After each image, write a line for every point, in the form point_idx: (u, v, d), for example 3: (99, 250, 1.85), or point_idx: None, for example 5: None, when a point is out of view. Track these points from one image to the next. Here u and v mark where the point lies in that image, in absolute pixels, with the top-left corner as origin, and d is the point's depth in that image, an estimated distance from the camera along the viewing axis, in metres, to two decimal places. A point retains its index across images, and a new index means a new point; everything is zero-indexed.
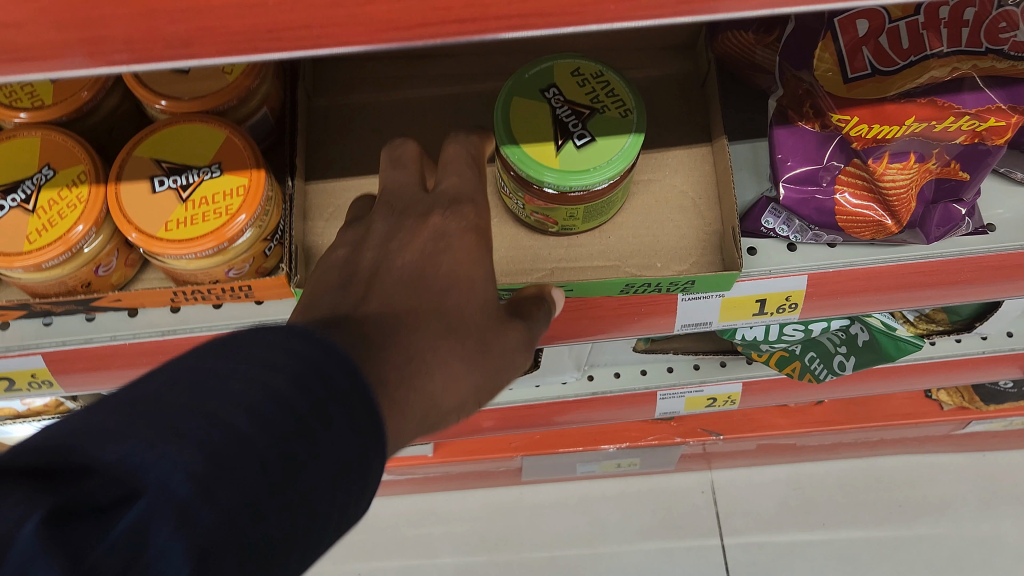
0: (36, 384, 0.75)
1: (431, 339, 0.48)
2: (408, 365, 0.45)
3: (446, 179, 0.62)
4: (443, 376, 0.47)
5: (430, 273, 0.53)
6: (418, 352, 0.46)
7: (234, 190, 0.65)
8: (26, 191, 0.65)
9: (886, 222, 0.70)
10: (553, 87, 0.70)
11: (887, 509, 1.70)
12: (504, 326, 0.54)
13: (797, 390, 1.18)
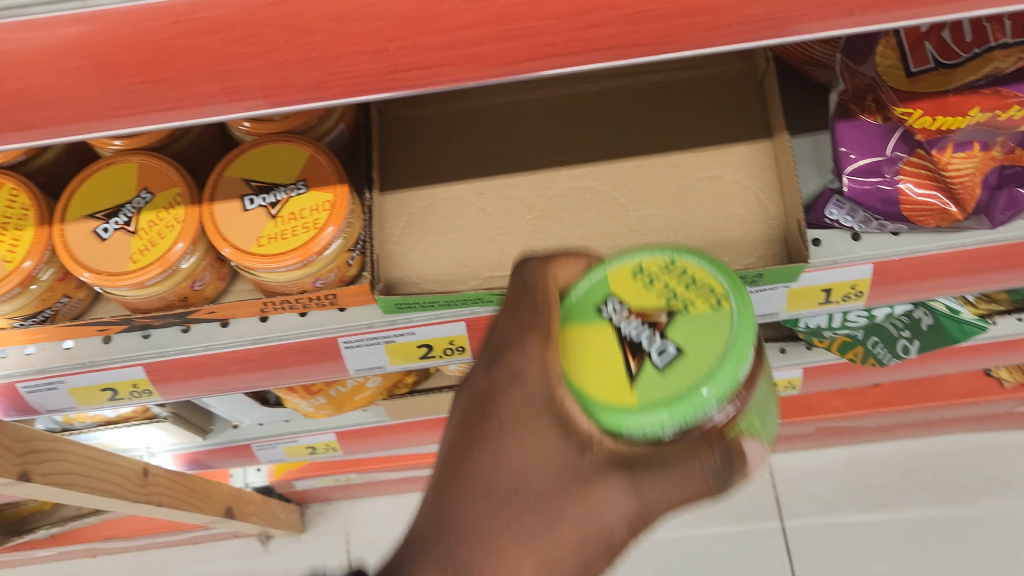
0: (138, 393, 0.80)
1: (511, 540, 0.53)
2: (482, 530, 0.53)
3: (518, 305, 0.57)
4: (518, 554, 0.52)
5: (528, 519, 0.53)
6: (491, 529, 0.53)
7: (321, 206, 0.68)
8: (127, 215, 0.69)
9: (950, 210, 0.71)
10: (615, 299, 0.55)
11: (951, 490, 1.69)
12: (597, 483, 0.51)
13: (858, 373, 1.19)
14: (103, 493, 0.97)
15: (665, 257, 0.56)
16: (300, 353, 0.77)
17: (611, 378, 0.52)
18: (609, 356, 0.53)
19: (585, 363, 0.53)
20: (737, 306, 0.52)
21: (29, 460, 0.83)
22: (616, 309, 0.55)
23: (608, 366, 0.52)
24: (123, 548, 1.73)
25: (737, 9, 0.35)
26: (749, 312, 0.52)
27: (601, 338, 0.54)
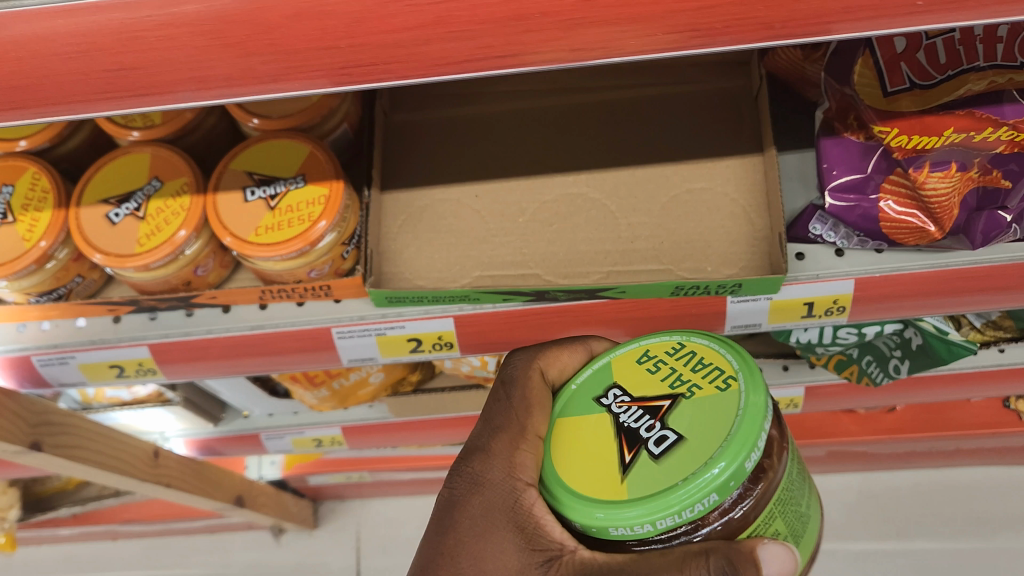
0: (143, 373, 0.84)
1: None
2: None
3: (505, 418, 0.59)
4: None
5: None
6: None
7: (317, 199, 0.72)
8: (137, 202, 0.74)
9: (929, 229, 0.72)
10: (617, 387, 0.55)
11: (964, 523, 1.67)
12: None
13: (862, 395, 1.19)
14: (114, 470, 1.02)
15: (675, 349, 0.56)
16: (296, 341, 0.80)
17: (606, 469, 0.51)
18: (607, 448, 0.52)
19: (580, 454, 0.53)
20: (747, 394, 0.50)
21: (42, 431, 0.88)
22: (619, 399, 0.55)
23: (601, 459, 0.52)
24: (143, 533, 1.79)
25: (662, 19, 0.38)
26: (758, 400, 0.50)
27: (598, 429, 0.54)
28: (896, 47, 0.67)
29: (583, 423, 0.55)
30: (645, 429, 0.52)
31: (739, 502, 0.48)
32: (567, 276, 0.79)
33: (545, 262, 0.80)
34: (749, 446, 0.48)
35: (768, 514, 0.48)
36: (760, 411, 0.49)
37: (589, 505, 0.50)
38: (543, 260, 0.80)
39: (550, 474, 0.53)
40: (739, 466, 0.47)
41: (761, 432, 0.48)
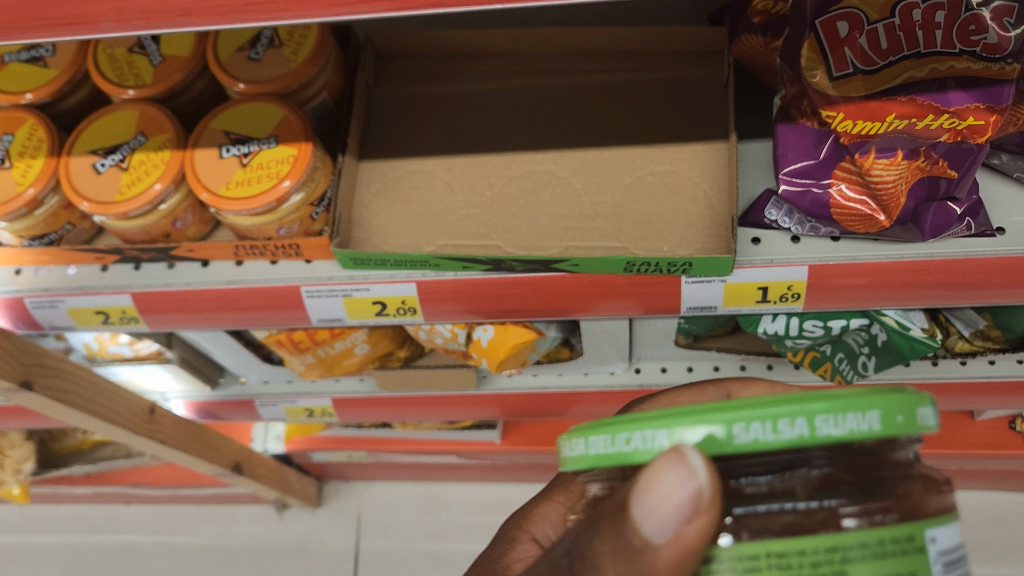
0: (126, 320, 0.88)
1: None
2: None
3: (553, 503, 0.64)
4: None
5: None
6: None
7: (285, 159, 0.76)
8: (121, 154, 0.79)
9: (878, 218, 0.73)
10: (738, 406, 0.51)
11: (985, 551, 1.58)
12: None
13: None
14: (107, 421, 1.06)
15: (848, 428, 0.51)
16: (267, 297, 0.84)
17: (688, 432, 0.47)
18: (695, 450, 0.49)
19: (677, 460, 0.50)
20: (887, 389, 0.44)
21: (33, 372, 0.93)
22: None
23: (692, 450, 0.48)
24: (153, 501, 1.84)
25: None
26: (917, 398, 0.43)
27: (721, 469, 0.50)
28: (841, 32, 0.68)
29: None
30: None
31: (833, 506, 0.41)
32: (527, 248, 0.79)
33: (507, 234, 0.80)
34: (867, 407, 0.41)
35: (880, 532, 0.39)
36: (906, 397, 0.42)
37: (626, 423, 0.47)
38: (505, 232, 0.80)
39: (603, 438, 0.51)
40: (840, 426, 0.40)
41: (900, 418, 0.41)
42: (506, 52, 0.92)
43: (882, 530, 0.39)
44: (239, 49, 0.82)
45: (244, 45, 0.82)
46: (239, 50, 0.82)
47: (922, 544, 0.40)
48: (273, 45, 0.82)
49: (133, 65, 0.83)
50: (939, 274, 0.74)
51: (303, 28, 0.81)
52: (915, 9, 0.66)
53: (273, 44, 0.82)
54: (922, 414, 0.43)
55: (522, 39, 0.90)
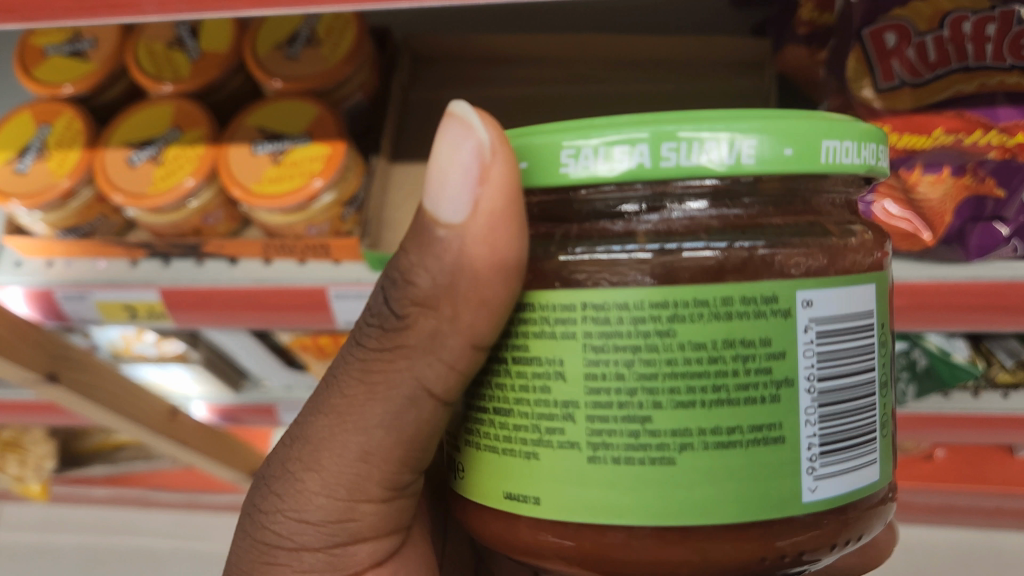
0: (154, 315, 0.88)
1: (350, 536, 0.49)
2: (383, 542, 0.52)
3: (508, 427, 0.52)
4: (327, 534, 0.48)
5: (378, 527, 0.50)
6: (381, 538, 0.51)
7: (318, 157, 0.76)
8: (156, 148, 0.79)
9: (923, 236, 0.69)
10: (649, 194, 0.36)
11: None
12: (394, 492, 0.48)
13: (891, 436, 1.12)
14: (128, 418, 1.05)
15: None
16: (293, 296, 0.82)
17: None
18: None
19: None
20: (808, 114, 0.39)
21: (60, 363, 0.91)
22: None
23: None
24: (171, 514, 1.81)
25: None
26: (825, 127, 0.37)
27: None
28: (889, 43, 0.67)
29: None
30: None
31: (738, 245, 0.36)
32: None
33: None
34: (743, 133, 0.35)
35: (747, 287, 0.35)
36: (813, 128, 0.36)
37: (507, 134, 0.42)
38: None
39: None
40: (718, 150, 0.35)
41: (790, 150, 0.36)
42: (541, 58, 0.90)
43: (767, 282, 0.35)
44: (276, 46, 0.81)
45: (281, 43, 0.82)
46: (276, 48, 0.81)
47: (791, 307, 0.35)
48: (310, 44, 0.81)
49: (169, 60, 0.83)
50: (995, 299, 0.70)
51: (340, 27, 0.81)
52: (965, 22, 0.65)
53: (310, 43, 0.81)
54: (831, 148, 0.37)
55: (562, 44, 0.88)
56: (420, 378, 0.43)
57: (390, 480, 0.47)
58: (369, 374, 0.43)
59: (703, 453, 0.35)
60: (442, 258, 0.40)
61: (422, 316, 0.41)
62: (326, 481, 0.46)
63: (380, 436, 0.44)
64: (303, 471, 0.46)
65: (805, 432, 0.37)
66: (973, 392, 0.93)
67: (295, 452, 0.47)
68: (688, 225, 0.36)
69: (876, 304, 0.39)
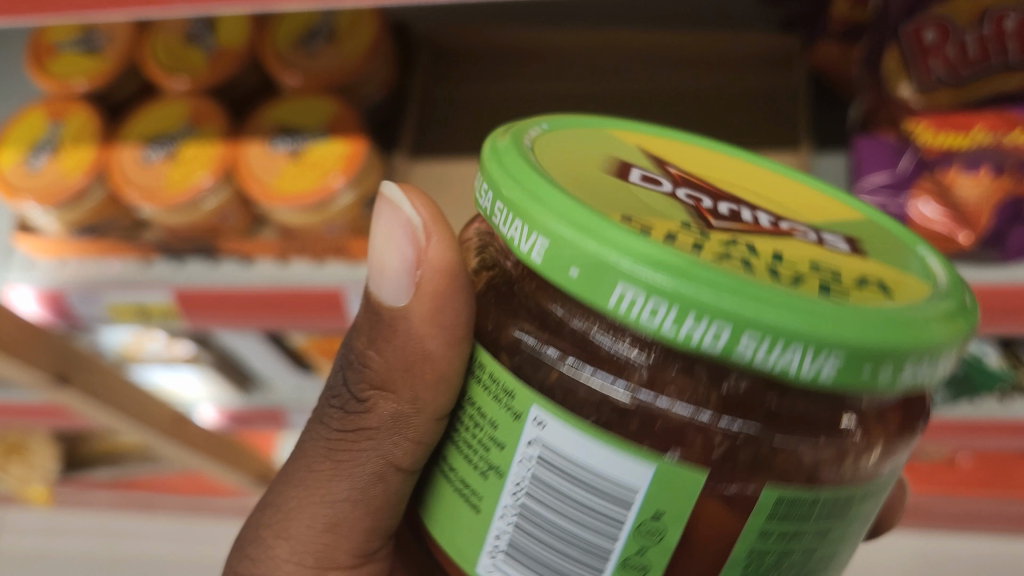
0: (166, 316, 0.84)
1: None
2: None
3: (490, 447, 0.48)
4: None
5: None
6: None
7: (336, 155, 0.74)
8: (170, 145, 0.78)
9: (957, 237, 0.64)
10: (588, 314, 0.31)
11: None
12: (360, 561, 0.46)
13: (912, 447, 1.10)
14: (135, 421, 1.02)
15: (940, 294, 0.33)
16: (306, 299, 0.79)
17: (588, 181, 0.34)
18: (659, 198, 0.34)
19: (753, 193, 0.39)
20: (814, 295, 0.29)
21: (70, 366, 0.89)
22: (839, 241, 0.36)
23: (652, 201, 0.34)
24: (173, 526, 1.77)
25: None
26: (783, 332, 0.27)
27: (835, 215, 0.40)
28: (928, 41, 0.66)
29: (802, 207, 0.40)
30: (798, 230, 0.36)
31: (597, 379, 0.30)
32: None
33: None
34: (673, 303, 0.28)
35: (503, 375, 0.32)
36: (762, 324, 0.27)
37: (545, 144, 0.36)
38: None
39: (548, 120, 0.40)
40: (640, 305, 0.28)
41: (716, 337, 0.28)
42: (565, 52, 0.88)
43: (510, 376, 0.32)
44: (292, 41, 0.79)
45: (298, 37, 0.80)
46: (293, 42, 0.79)
47: (523, 413, 0.31)
48: (327, 37, 0.79)
49: (185, 55, 0.81)
50: None
51: (360, 22, 0.79)
52: (1007, 20, 0.63)
53: (327, 36, 0.79)
54: (784, 361, 0.28)
55: (586, 37, 0.87)
56: (386, 459, 0.41)
57: (359, 549, 0.45)
58: (336, 453, 0.43)
59: (450, 485, 0.36)
60: (394, 340, 0.39)
61: (382, 398, 0.40)
62: (293, 548, 0.45)
63: (344, 508, 0.43)
64: (271, 538, 0.45)
65: (502, 523, 0.33)
66: (998, 398, 0.89)
67: (269, 516, 0.46)
68: (605, 356, 0.30)
69: (653, 492, 0.30)
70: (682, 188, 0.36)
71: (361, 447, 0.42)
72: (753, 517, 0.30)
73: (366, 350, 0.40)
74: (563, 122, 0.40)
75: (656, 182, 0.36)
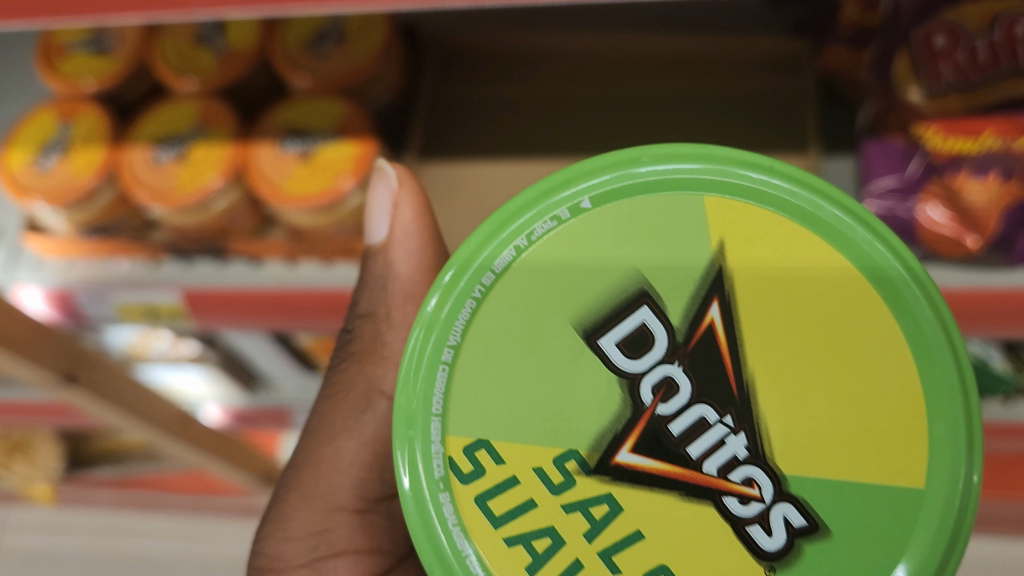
0: (172, 317, 0.85)
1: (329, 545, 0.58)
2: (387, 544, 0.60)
3: None
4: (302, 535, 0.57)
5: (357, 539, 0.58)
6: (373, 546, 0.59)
7: (347, 157, 0.74)
8: (181, 146, 0.78)
9: (965, 240, 0.65)
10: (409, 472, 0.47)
11: None
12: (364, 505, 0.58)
13: None
14: (142, 420, 1.02)
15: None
16: (316, 300, 0.79)
17: (523, 372, 0.46)
18: (608, 372, 0.46)
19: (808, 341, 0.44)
20: None
21: (78, 365, 0.90)
22: (791, 541, 0.44)
23: (596, 382, 0.46)
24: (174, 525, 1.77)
25: None
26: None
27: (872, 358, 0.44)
28: (938, 46, 0.66)
29: (840, 416, 0.44)
30: (755, 483, 0.44)
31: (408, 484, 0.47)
32: None
33: None
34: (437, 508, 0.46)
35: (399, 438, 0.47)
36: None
37: (519, 290, 0.47)
38: None
39: (602, 186, 0.47)
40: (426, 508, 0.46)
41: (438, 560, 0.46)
42: (575, 55, 0.88)
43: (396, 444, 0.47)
44: (302, 42, 0.79)
45: (307, 39, 0.80)
46: (303, 44, 0.79)
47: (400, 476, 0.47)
48: (338, 38, 0.79)
49: (195, 55, 0.81)
50: None
51: (370, 25, 0.79)
52: (1017, 25, 0.64)
53: (337, 37, 0.79)
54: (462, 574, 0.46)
55: (596, 41, 0.87)
56: (377, 386, 0.57)
57: (361, 489, 0.58)
58: (333, 389, 0.58)
59: None
60: (376, 265, 0.59)
61: (365, 324, 0.58)
62: (305, 495, 0.57)
63: (346, 443, 0.57)
64: (286, 493, 0.58)
65: None
66: (1002, 401, 0.89)
67: (282, 478, 0.59)
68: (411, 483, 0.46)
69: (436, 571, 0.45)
70: (672, 366, 0.45)
71: (355, 372, 0.57)
72: None
73: (359, 293, 0.59)
74: (612, 188, 0.47)
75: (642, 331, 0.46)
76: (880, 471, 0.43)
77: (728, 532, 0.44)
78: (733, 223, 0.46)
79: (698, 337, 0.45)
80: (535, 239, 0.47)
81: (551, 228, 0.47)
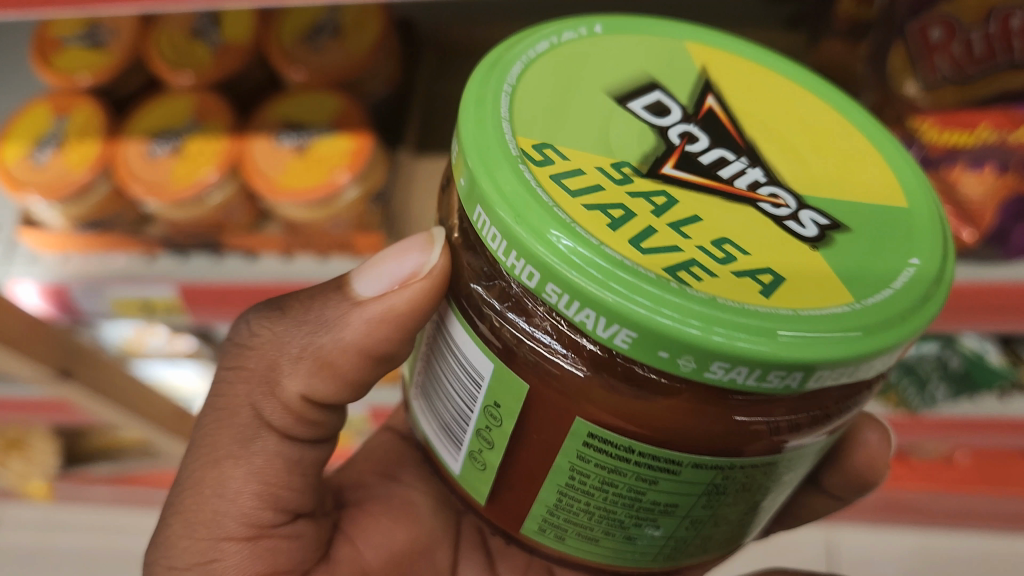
0: (167, 311, 0.84)
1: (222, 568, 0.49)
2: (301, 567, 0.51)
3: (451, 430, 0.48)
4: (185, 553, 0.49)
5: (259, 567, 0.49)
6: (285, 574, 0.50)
7: (343, 151, 0.74)
8: (176, 140, 0.78)
9: (962, 233, 0.66)
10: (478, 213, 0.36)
11: None
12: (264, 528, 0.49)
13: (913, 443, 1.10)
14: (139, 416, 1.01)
15: (838, 317, 0.34)
16: None
17: (569, 112, 0.40)
18: (639, 123, 0.41)
19: (805, 131, 0.43)
20: (658, 295, 0.33)
21: (73, 360, 0.89)
22: (824, 227, 0.38)
23: (633, 142, 0.40)
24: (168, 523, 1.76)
25: None
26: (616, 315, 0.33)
27: (840, 141, 0.44)
28: (935, 38, 0.66)
29: (832, 169, 0.42)
30: (781, 199, 0.39)
31: (488, 299, 0.37)
32: None
33: None
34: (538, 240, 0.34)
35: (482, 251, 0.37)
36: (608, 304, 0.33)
37: (554, 63, 0.42)
38: None
39: (615, 24, 0.46)
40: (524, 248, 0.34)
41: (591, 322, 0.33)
42: None
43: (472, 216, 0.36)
44: (298, 35, 0.79)
45: (303, 32, 0.80)
46: (298, 37, 0.79)
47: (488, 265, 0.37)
48: (334, 32, 0.79)
49: (190, 49, 0.81)
50: None
51: (366, 19, 0.79)
52: (1013, 18, 0.64)
53: (334, 31, 0.79)
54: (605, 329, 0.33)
55: None
56: (260, 410, 0.49)
57: (251, 516, 0.48)
58: (219, 402, 0.50)
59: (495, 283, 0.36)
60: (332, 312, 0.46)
61: (265, 340, 0.49)
62: (188, 521, 0.49)
63: (230, 468, 0.49)
64: (173, 516, 0.50)
65: (466, 344, 0.39)
66: (997, 396, 0.90)
67: (171, 498, 0.51)
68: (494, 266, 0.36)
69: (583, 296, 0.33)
70: (690, 125, 0.42)
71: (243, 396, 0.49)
72: (569, 440, 0.37)
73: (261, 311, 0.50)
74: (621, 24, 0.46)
75: (662, 110, 0.42)
76: (875, 198, 0.41)
77: (774, 229, 0.38)
78: (719, 59, 0.46)
79: (706, 110, 0.43)
80: (564, 40, 0.44)
81: (568, 35, 0.44)
